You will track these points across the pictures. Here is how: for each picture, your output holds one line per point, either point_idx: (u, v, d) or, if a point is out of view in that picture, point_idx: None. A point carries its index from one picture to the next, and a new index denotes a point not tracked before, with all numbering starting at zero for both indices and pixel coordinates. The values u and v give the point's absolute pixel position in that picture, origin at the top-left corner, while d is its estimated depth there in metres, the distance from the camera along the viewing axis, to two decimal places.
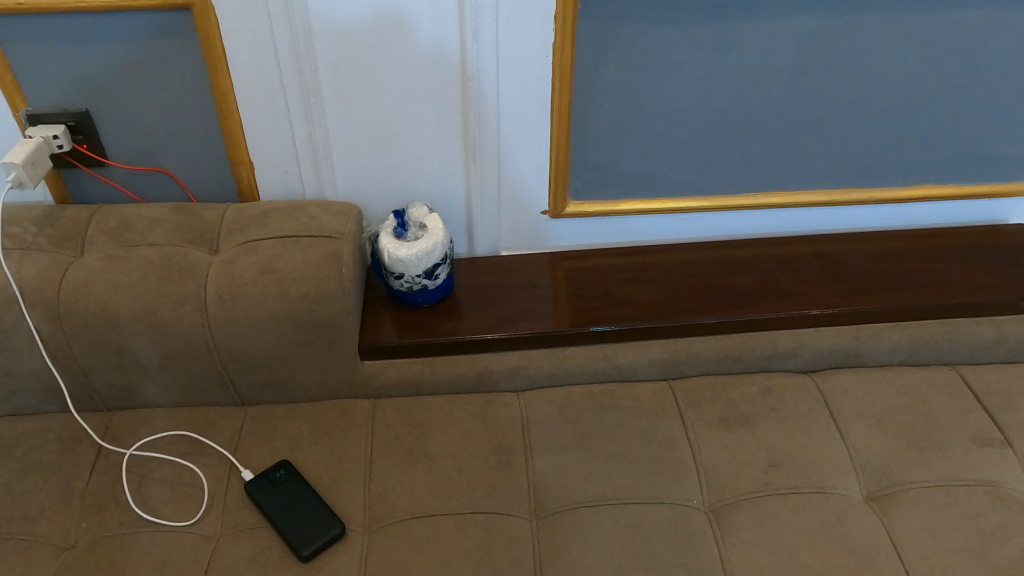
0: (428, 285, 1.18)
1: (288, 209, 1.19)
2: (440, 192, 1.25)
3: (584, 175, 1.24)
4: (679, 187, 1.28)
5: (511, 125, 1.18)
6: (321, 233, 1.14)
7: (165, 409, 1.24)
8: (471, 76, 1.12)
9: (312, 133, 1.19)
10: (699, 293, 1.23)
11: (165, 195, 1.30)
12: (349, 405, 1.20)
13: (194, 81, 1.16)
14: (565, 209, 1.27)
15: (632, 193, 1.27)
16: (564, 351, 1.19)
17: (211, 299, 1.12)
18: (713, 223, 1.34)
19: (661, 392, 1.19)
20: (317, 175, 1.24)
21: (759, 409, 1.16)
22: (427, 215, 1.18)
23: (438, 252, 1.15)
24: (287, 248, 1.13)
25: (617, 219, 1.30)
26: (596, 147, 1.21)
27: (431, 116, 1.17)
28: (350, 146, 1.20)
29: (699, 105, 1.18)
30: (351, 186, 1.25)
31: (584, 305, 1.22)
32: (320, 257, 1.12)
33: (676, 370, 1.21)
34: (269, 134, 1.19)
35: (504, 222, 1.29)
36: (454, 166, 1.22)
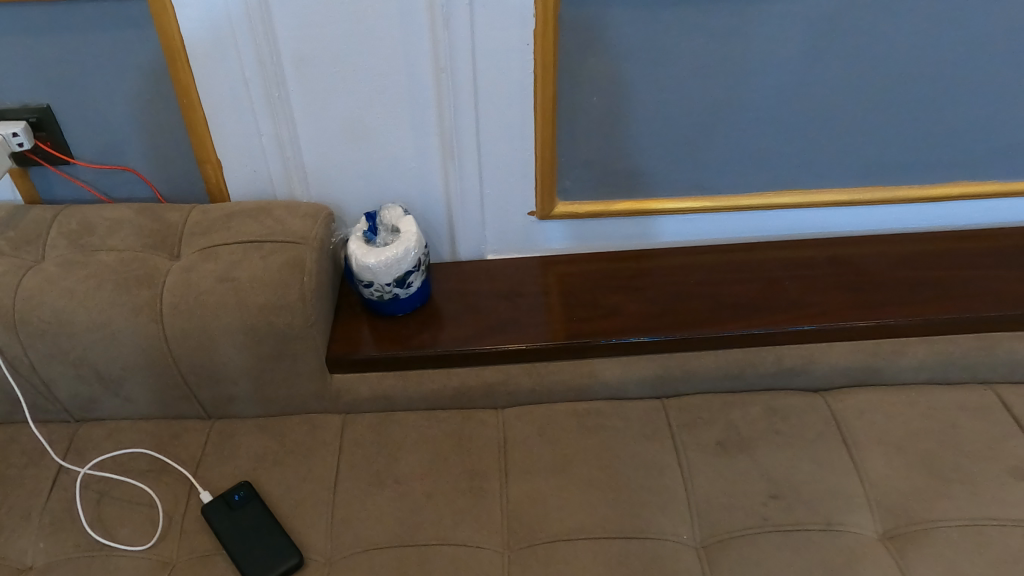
0: (401, 294, 1.08)
1: (252, 212, 1.11)
2: (419, 193, 1.15)
3: (574, 174, 1.14)
4: (680, 186, 1.17)
5: (492, 119, 1.08)
6: (284, 238, 1.06)
7: (131, 421, 1.18)
8: (446, 66, 1.01)
9: (278, 130, 1.09)
10: (700, 302, 1.12)
11: (133, 195, 1.24)
12: (318, 421, 1.12)
13: (153, 74, 1.09)
14: (553, 210, 1.16)
15: (627, 192, 1.17)
16: (548, 367, 1.08)
17: (168, 309, 1.04)
18: (720, 225, 1.22)
19: (654, 412, 1.08)
20: (286, 175, 1.15)
21: (762, 433, 1.05)
22: (400, 218, 1.08)
23: (410, 259, 1.05)
24: (248, 254, 1.05)
25: (612, 221, 1.19)
26: (586, 142, 1.10)
27: (405, 111, 1.06)
28: (319, 144, 1.11)
29: (700, 96, 1.06)
30: (323, 187, 1.16)
31: (573, 315, 1.11)
32: (282, 264, 1.03)
33: (671, 387, 1.10)
34: (233, 132, 1.10)
35: (489, 225, 1.19)
36: (433, 165, 1.12)
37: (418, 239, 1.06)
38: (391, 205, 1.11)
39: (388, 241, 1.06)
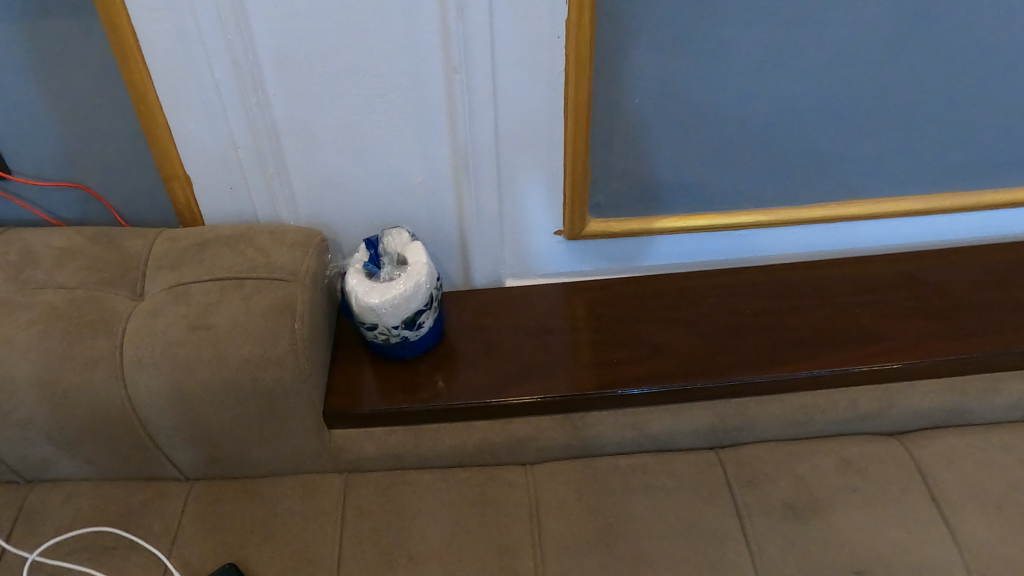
0: (410, 337, 0.91)
1: (229, 239, 0.92)
2: (427, 213, 0.98)
3: (609, 188, 0.97)
4: (731, 198, 1.01)
5: (513, 126, 0.90)
6: (269, 274, 0.88)
7: (92, 483, 1.00)
8: (460, 65, 0.83)
9: (257, 141, 0.91)
10: (758, 337, 0.96)
11: (85, 214, 1.05)
12: (315, 484, 0.95)
13: (102, 73, 0.89)
14: (585, 230, 0.99)
15: (670, 207, 1.00)
16: (586, 419, 0.92)
17: (131, 361, 0.86)
18: (773, 240, 1.06)
19: (709, 467, 0.93)
20: (269, 193, 0.97)
21: (837, 490, 0.90)
22: (407, 245, 0.91)
23: (420, 296, 0.88)
24: (226, 295, 0.87)
25: (650, 240, 1.03)
26: (624, 152, 0.93)
27: (410, 117, 0.89)
28: (307, 157, 0.93)
29: (761, 96, 0.90)
30: (312, 207, 0.98)
31: (612, 356, 0.95)
32: (268, 307, 0.85)
33: (727, 437, 0.95)
34: (204, 144, 0.92)
35: (508, 246, 1.02)
36: (443, 181, 0.95)
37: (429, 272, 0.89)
38: (396, 228, 0.93)
39: (393, 275, 0.89)
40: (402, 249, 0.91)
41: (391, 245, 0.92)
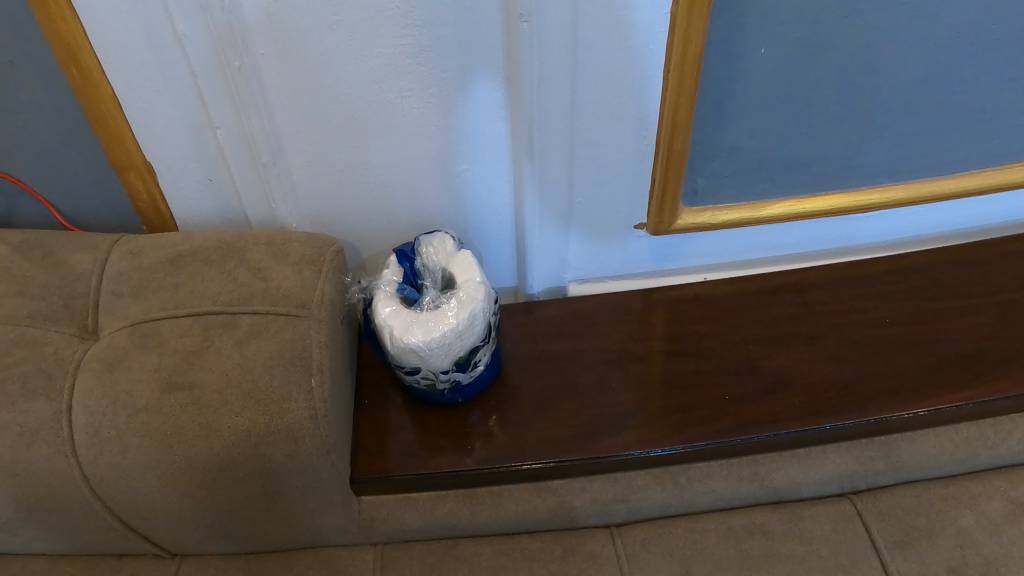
0: (461, 380, 0.70)
1: (211, 253, 0.68)
2: (471, 206, 0.75)
3: (712, 167, 0.73)
4: (864, 174, 0.77)
5: (592, 93, 0.66)
6: (270, 308, 0.65)
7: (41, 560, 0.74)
8: (529, 10, 0.57)
9: (242, 121, 0.66)
10: (901, 355, 0.75)
11: (14, 211, 0.76)
12: (342, 563, 0.72)
13: (9, 16, 0.60)
14: (677, 221, 0.76)
15: (786, 188, 0.77)
16: (690, 473, 0.72)
17: (85, 435, 0.61)
18: (909, 222, 0.83)
19: (848, 523, 0.72)
20: (261, 187, 0.72)
21: (1015, 548, 0.70)
22: (454, 255, 0.69)
23: (477, 327, 0.66)
24: (214, 338, 0.63)
25: (755, 230, 0.80)
26: (739, 122, 0.70)
27: (453, 83, 0.64)
28: (312, 139, 0.68)
29: (929, 37, 0.66)
30: (320, 202, 0.74)
31: (719, 390, 0.74)
32: (272, 356, 0.62)
33: (865, 481, 0.74)
34: (168, 124, 0.67)
35: (574, 243, 0.80)
36: (494, 164, 0.71)
37: (485, 294, 0.66)
38: (438, 235, 0.71)
39: (439, 301, 0.66)
40: (448, 262, 0.69)
41: (433, 261, 0.70)
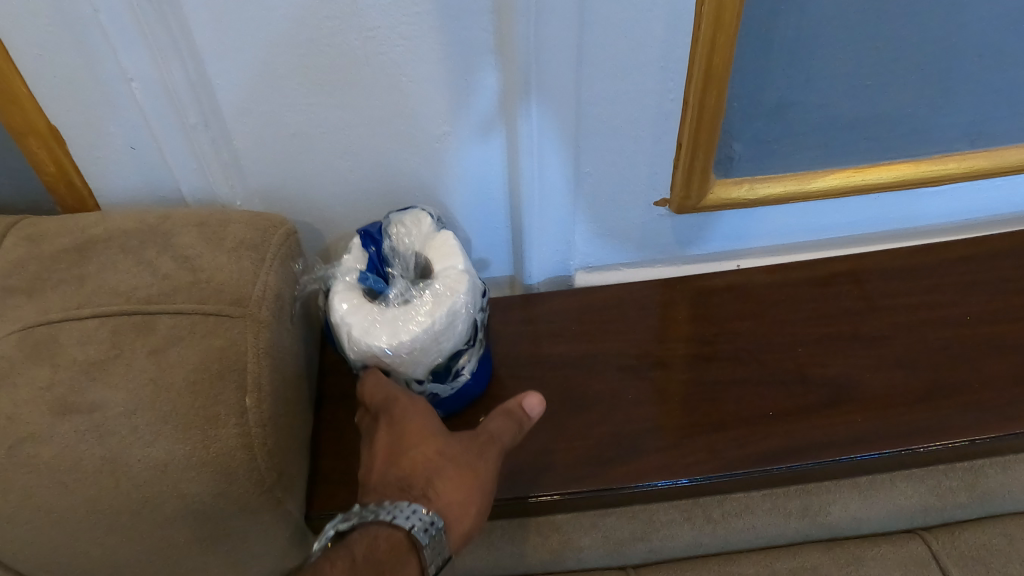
0: (441, 393, 0.57)
1: (130, 238, 0.55)
2: (456, 177, 0.61)
3: (754, 130, 0.59)
4: (938, 138, 0.63)
5: (605, 33, 0.51)
6: (196, 308, 0.51)
7: None
8: None
9: (162, 72, 0.51)
10: (987, 362, 0.61)
11: None
12: None
13: None
14: (708, 195, 0.62)
15: (841, 155, 0.62)
16: (723, 508, 0.60)
17: None
18: (987, 198, 0.68)
19: (921, 569, 0.58)
20: (196, 157, 0.58)
21: None
22: (433, 237, 0.56)
23: (461, 327, 0.52)
24: (124, 346, 0.50)
25: (801, 207, 0.66)
26: (789, 72, 0.55)
27: (429, 18, 0.50)
28: (254, 93, 0.54)
29: None
30: (269, 173, 0.60)
31: (763, 404, 0.60)
32: (197, 369, 0.49)
33: (938, 514, 0.62)
34: (69, 76, 0.52)
35: (582, 224, 0.66)
36: (483, 125, 0.57)
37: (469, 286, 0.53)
38: (415, 213, 0.57)
39: (410, 296, 0.53)
40: (424, 246, 0.56)
41: (405, 245, 0.56)
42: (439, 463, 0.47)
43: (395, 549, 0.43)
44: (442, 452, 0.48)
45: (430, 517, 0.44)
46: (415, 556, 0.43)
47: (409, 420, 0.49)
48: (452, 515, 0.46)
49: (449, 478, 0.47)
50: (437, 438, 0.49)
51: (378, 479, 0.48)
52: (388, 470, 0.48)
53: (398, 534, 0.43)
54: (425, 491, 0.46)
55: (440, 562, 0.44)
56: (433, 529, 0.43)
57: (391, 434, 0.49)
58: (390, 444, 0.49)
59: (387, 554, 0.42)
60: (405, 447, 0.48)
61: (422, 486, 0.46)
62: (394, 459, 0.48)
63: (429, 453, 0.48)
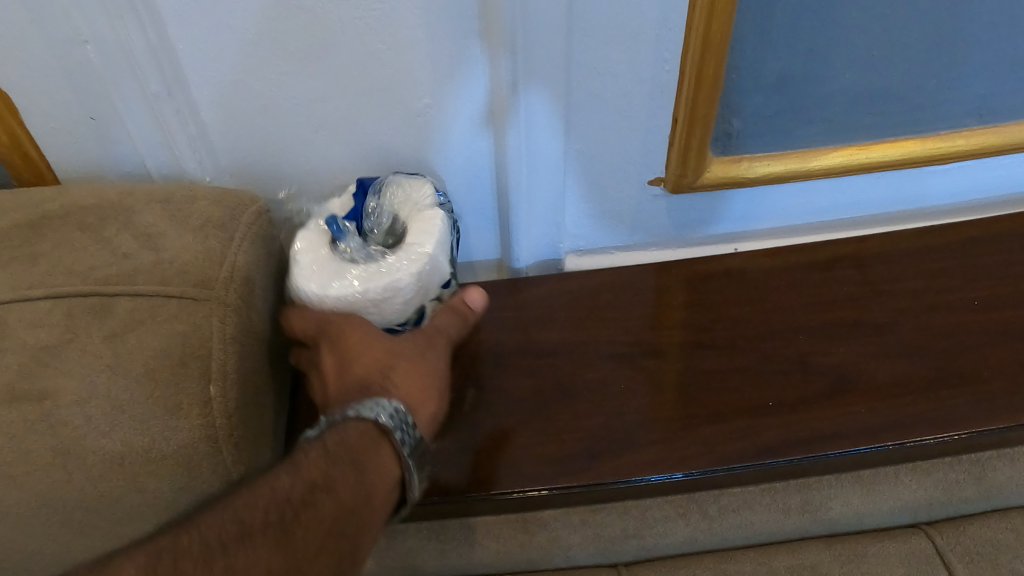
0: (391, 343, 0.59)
1: (88, 214, 0.51)
2: (439, 152, 0.58)
3: (754, 104, 0.56)
4: (945, 114, 0.60)
5: None
6: (158, 290, 0.47)
7: None
8: None
9: (119, 35, 0.48)
10: (995, 350, 0.58)
11: None
12: None
13: None
14: (704, 173, 0.59)
15: (844, 132, 0.59)
16: (720, 502, 0.57)
17: None
18: (994, 178, 0.66)
19: (925, 565, 0.56)
20: (159, 129, 0.54)
21: None
22: (418, 210, 0.55)
23: (406, 295, 0.53)
24: (78, 329, 0.46)
25: (801, 187, 0.63)
26: (792, 41, 0.52)
27: None
28: (218, 60, 0.50)
29: None
30: (239, 146, 0.56)
31: (761, 393, 0.57)
32: (156, 355, 0.45)
33: (942, 509, 0.59)
34: (17, 39, 0.48)
35: (572, 204, 0.63)
36: (468, 97, 0.54)
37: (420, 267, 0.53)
38: (420, 181, 0.55)
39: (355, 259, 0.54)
40: (404, 215, 0.55)
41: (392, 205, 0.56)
42: (390, 360, 0.50)
43: (365, 435, 0.45)
44: (391, 352, 0.50)
45: (393, 405, 0.46)
46: (386, 442, 0.46)
47: (349, 336, 0.50)
48: (414, 402, 0.49)
49: (403, 371, 0.50)
50: (383, 342, 0.51)
51: (337, 391, 0.50)
52: (343, 379, 0.50)
53: (365, 425, 0.45)
54: (384, 384, 0.49)
55: (413, 446, 0.47)
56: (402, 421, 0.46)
57: (335, 351, 0.50)
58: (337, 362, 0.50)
59: (358, 440, 0.45)
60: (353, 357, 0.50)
61: (380, 380, 0.49)
62: (344, 373, 0.50)
63: (378, 355, 0.50)
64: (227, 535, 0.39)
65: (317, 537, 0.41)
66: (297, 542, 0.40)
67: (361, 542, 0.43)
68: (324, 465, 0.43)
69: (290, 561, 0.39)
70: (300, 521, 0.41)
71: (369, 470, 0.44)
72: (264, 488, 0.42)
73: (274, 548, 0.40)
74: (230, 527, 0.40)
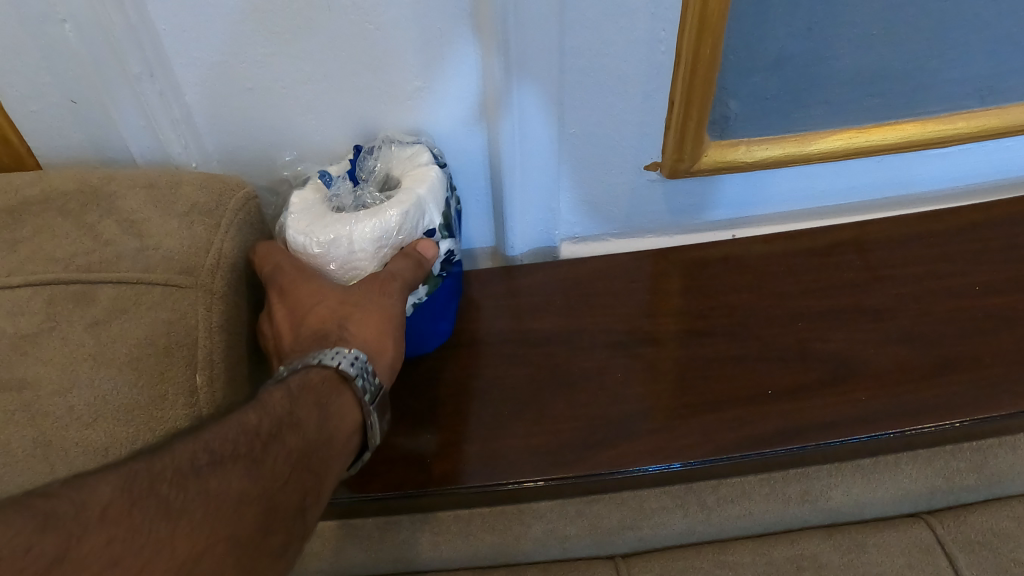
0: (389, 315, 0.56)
1: (68, 200, 0.50)
2: (430, 137, 0.57)
3: (753, 87, 0.55)
4: (947, 97, 0.59)
5: None
6: (142, 277, 0.46)
7: None
8: None
9: (98, 13, 0.46)
10: (996, 336, 0.57)
11: None
12: None
13: None
14: (702, 157, 0.58)
15: (844, 115, 0.58)
16: (717, 493, 0.57)
17: None
18: (994, 163, 0.65)
19: (927, 555, 0.55)
20: (141, 113, 0.53)
21: None
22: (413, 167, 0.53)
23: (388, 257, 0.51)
24: (58, 317, 0.44)
25: (799, 171, 0.62)
26: (793, 20, 0.51)
27: None
28: (202, 40, 0.49)
29: None
30: (225, 131, 0.55)
31: (760, 381, 0.56)
32: (140, 343, 0.44)
33: (942, 498, 0.58)
34: None
35: (566, 189, 0.62)
36: (460, 79, 0.53)
37: (395, 231, 0.50)
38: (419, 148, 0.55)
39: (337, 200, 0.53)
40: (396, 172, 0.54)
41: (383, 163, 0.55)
42: (346, 309, 0.48)
43: (327, 381, 0.44)
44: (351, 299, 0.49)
45: (354, 352, 0.45)
46: (347, 388, 0.45)
47: (300, 290, 0.48)
48: (375, 351, 0.48)
49: (360, 320, 0.48)
50: (338, 291, 0.49)
51: (291, 343, 0.48)
52: (298, 334, 0.48)
53: (328, 372, 0.44)
54: (341, 336, 0.47)
55: (376, 395, 0.46)
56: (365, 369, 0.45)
57: (287, 307, 0.48)
58: (290, 317, 0.48)
59: (321, 385, 0.43)
60: (306, 309, 0.48)
61: (338, 331, 0.47)
62: (298, 328, 0.48)
63: (332, 304, 0.48)
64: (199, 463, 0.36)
65: (287, 468, 0.38)
66: (269, 472, 0.37)
67: (324, 482, 0.40)
68: (290, 403, 0.41)
69: (262, 490, 0.36)
70: (270, 451, 0.38)
71: (331, 415, 0.43)
72: (231, 422, 0.38)
73: (247, 473, 0.36)
74: (204, 452, 0.36)
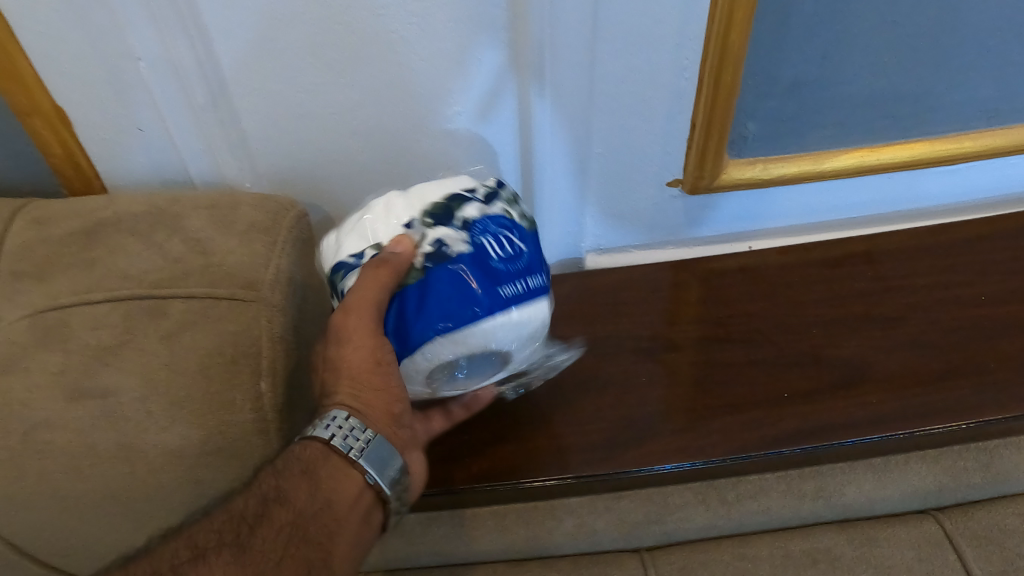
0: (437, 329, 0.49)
1: (140, 221, 0.54)
2: (467, 158, 0.61)
3: (769, 109, 0.59)
4: (954, 116, 0.62)
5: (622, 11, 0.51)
6: (209, 292, 0.51)
7: None
8: None
9: (169, 50, 0.50)
10: (1001, 343, 0.61)
11: None
12: None
13: None
14: (721, 175, 0.62)
15: (856, 134, 0.62)
16: (738, 488, 0.60)
17: None
18: (1000, 178, 0.68)
19: (935, 548, 0.58)
20: (202, 139, 0.57)
21: None
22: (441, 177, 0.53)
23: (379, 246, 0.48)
24: (136, 330, 0.49)
25: (813, 187, 0.65)
26: (808, 49, 0.54)
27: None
28: (260, 73, 0.53)
29: None
30: (276, 155, 0.59)
31: (777, 385, 0.60)
32: (210, 353, 0.48)
33: (952, 495, 0.61)
34: (74, 56, 0.51)
35: (593, 205, 0.65)
36: (495, 106, 0.57)
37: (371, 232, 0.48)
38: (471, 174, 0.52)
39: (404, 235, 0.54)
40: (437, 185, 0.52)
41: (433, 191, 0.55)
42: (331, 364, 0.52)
43: (314, 451, 0.49)
44: (353, 372, 0.49)
45: (335, 418, 0.49)
46: (337, 451, 0.49)
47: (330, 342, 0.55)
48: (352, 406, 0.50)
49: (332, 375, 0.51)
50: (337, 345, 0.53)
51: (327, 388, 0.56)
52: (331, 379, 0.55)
53: (318, 443, 0.49)
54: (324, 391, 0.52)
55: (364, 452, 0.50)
56: (350, 429, 0.49)
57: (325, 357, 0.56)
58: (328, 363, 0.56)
59: (310, 455, 0.48)
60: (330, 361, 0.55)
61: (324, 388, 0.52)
62: None
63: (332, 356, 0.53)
64: (182, 560, 0.45)
65: (278, 547, 0.46)
66: (255, 554, 0.45)
67: (331, 544, 0.48)
68: (275, 480, 0.47)
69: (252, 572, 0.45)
70: (259, 534, 0.46)
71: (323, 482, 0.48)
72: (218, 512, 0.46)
73: (232, 564, 0.45)
74: (185, 552, 0.44)
